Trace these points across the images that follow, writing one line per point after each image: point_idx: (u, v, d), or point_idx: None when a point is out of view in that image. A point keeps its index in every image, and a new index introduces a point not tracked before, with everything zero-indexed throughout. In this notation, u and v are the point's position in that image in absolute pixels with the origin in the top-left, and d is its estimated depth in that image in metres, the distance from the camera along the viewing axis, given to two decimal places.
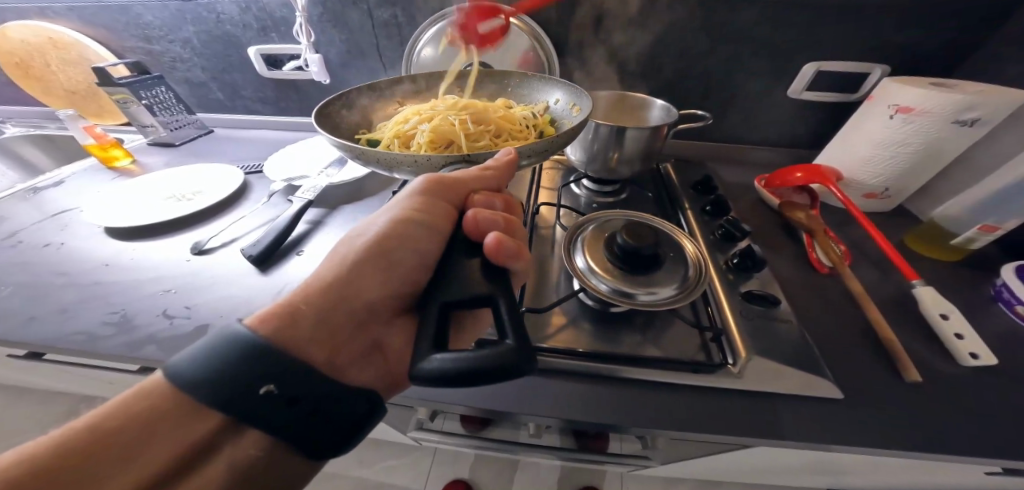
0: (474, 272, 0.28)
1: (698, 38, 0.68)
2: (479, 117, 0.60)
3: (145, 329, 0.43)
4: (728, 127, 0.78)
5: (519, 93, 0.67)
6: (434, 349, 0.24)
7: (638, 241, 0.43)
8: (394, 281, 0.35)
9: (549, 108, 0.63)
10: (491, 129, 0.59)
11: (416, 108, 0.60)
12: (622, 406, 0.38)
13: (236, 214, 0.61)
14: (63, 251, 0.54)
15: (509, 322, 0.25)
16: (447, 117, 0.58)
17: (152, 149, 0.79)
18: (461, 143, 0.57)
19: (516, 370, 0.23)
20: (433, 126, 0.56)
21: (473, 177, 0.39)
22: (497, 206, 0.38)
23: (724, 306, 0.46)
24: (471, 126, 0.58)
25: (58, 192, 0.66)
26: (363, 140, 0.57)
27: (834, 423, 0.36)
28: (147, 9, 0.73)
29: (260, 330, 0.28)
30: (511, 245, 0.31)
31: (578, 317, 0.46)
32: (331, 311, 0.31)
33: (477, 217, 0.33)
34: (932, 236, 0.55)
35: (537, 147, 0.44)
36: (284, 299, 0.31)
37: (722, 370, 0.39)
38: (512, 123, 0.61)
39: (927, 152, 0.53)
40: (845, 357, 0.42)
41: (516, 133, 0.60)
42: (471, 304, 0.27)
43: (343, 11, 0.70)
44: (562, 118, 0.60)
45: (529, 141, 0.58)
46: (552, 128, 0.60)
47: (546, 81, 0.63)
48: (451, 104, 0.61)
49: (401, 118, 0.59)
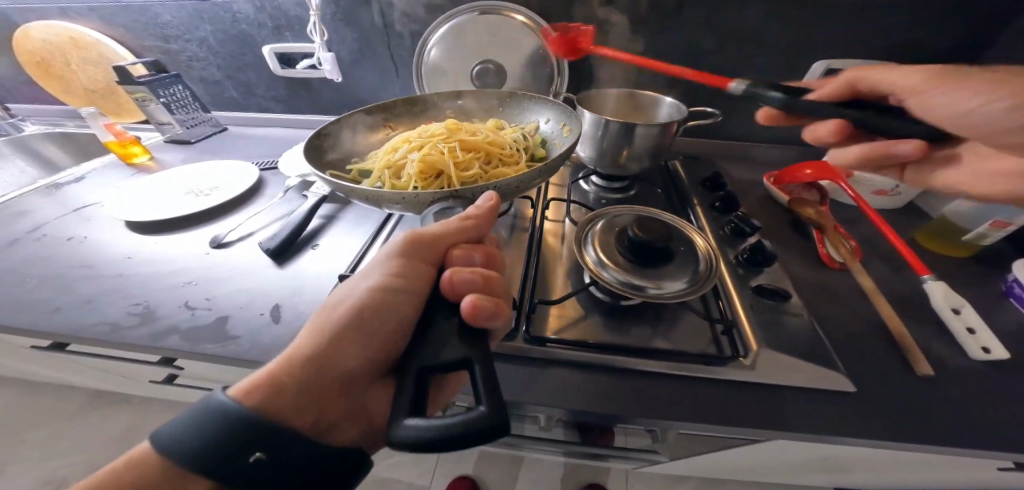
0: (450, 335, 0.27)
1: (707, 35, 0.68)
2: (467, 143, 0.59)
3: (168, 320, 0.44)
4: (736, 124, 0.78)
5: (509, 114, 0.70)
6: (409, 413, 0.23)
7: (649, 235, 0.44)
8: (374, 347, 0.33)
9: (539, 128, 0.66)
10: (481, 156, 0.60)
11: (404, 137, 0.60)
12: (635, 397, 0.38)
13: (252, 210, 0.63)
14: (86, 245, 0.55)
15: (483, 384, 0.23)
16: (437, 146, 0.58)
17: (169, 147, 0.81)
18: (451, 173, 0.56)
19: (496, 428, 0.21)
20: (422, 157, 0.56)
21: (451, 230, 0.36)
22: (476, 259, 0.35)
23: (734, 301, 0.46)
24: (460, 154, 0.58)
25: (81, 187, 0.68)
26: (352, 171, 0.58)
27: (846, 415, 0.36)
28: (165, 9, 0.75)
29: (245, 400, 0.27)
30: (488, 305, 0.29)
31: (590, 309, 0.47)
32: (313, 380, 0.29)
33: (453, 276, 0.31)
34: (943, 231, 0.55)
35: (525, 179, 0.46)
36: (266, 367, 0.29)
37: (733, 362, 0.40)
38: (502, 146, 0.62)
39: None
40: (857, 351, 0.42)
41: (506, 158, 0.61)
42: (447, 367, 0.25)
43: (356, 11, 0.72)
44: (553, 139, 0.64)
45: (521, 166, 0.59)
46: (544, 151, 0.62)
47: (539, 103, 0.65)
48: (438, 131, 0.60)
49: (390, 148, 0.59)
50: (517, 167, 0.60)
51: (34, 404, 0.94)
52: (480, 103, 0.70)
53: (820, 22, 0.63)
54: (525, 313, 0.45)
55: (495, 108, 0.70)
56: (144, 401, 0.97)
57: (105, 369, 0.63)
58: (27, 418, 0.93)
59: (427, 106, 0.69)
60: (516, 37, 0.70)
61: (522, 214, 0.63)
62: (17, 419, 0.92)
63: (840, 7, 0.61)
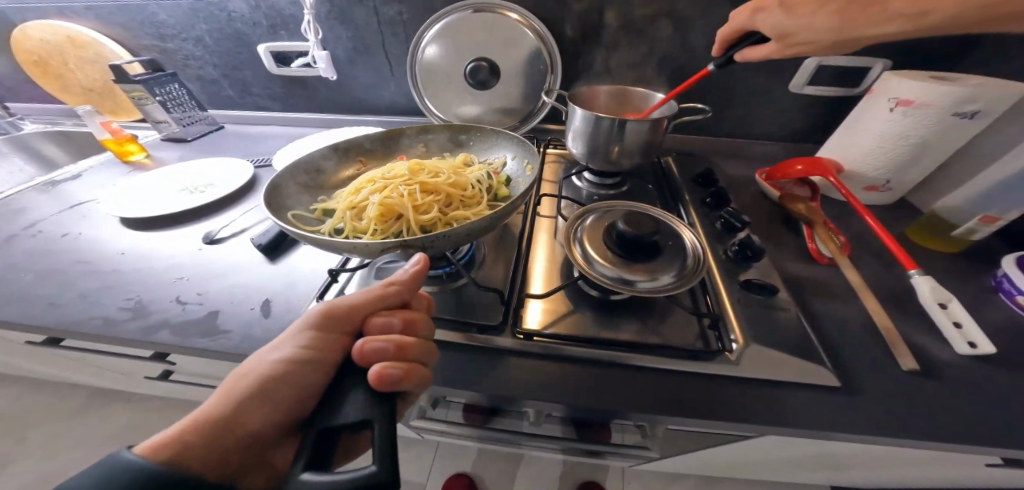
0: (353, 397, 0.27)
1: (699, 32, 0.68)
2: (429, 185, 0.59)
3: (159, 315, 0.44)
4: (730, 122, 0.79)
5: (480, 150, 0.69)
6: (306, 469, 0.23)
7: (637, 230, 0.44)
8: (286, 408, 0.32)
9: (506, 166, 0.66)
10: (441, 199, 0.58)
11: (366, 179, 0.59)
12: (622, 390, 0.39)
13: (246, 206, 0.63)
14: (81, 241, 0.56)
15: (380, 441, 0.24)
16: (398, 188, 0.57)
17: (165, 145, 0.81)
18: (409, 216, 0.55)
19: (390, 483, 0.22)
20: (382, 199, 0.55)
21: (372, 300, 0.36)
22: (395, 326, 0.35)
23: (722, 295, 0.46)
24: (420, 196, 0.57)
25: (78, 185, 0.69)
26: (316, 210, 0.57)
27: (831, 409, 0.36)
28: (162, 8, 0.75)
29: (152, 457, 0.25)
30: (395, 374, 0.29)
31: (578, 303, 0.47)
32: (218, 441, 0.28)
33: (364, 346, 0.31)
34: (932, 226, 0.55)
35: (475, 226, 0.43)
36: (175, 427, 0.28)
37: (719, 357, 0.40)
38: (465, 188, 0.61)
39: (931, 143, 0.53)
40: (843, 346, 0.42)
41: (468, 199, 0.60)
42: (350, 428, 0.26)
43: (350, 9, 0.72)
44: (518, 178, 0.63)
45: (482, 208, 0.58)
46: (506, 190, 0.61)
47: (506, 139, 0.66)
48: (402, 171, 0.60)
49: (353, 189, 0.58)
50: (479, 209, 0.59)
51: (35, 401, 0.95)
52: (452, 138, 0.70)
53: None
54: (514, 308, 0.46)
55: (466, 143, 0.70)
56: (143, 397, 0.97)
57: (101, 365, 0.63)
58: (28, 414, 0.94)
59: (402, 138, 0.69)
60: (509, 36, 0.70)
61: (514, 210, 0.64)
62: (19, 415, 0.93)
63: None
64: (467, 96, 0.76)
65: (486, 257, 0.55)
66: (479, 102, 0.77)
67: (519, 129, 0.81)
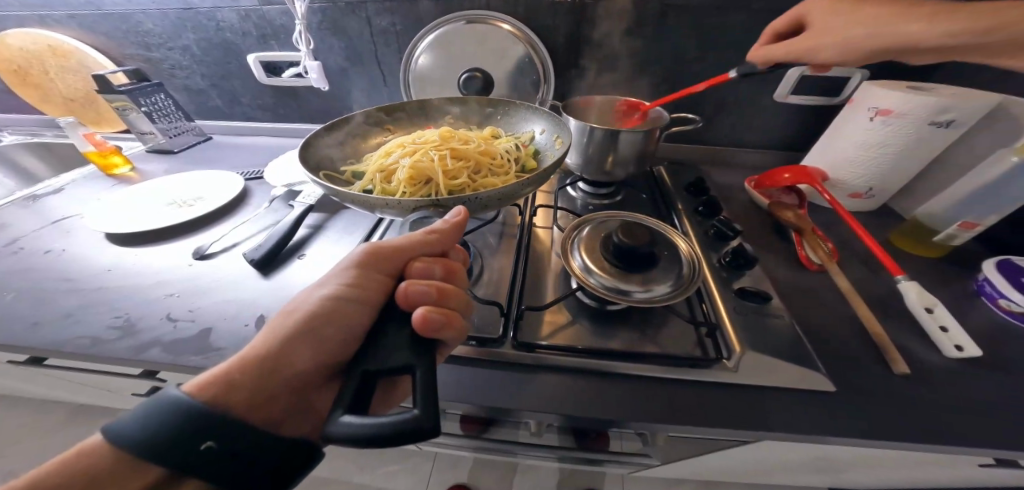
0: (397, 343, 0.27)
1: (688, 43, 0.69)
2: (459, 153, 0.60)
3: (150, 333, 0.43)
4: (719, 131, 0.80)
5: (506, 123, 0.69)
6: (347, 412, 0.23)
7: (633, 240, 0.44)
8: (329, 348, 0.32)
9: (533, 138, 0.65)
10: (470, 165, 0.60)
11: (400, 141, 0.60)
12: (621, 401, 0.39)
13: (237, 220, 0.62)
14: (65, 257, 0.54)
15: (421, 390, 0.23)
16: (430, 153, 0.58)
17: (151, 157, 0.80)
18: (439, 180, 0.56)
19: (429, 433, 0.22)
20: (413, 163, 0.56)
21: (413, 243, 0.36)
22: (435, 273, 0.35)
23: (718, 303, 0.47)
24: (450, 162, 0.58)
25: (59, 199, 0.66)
26: (347, 173, 0.58)
27: (830, 414, 0.37)
28: (147, 17, 0.74)
29: (199, 396, 0.26)
30: (437, 319, 0.29)
31: (577, 314, 0.48)
32: (264, 381, 0.29)
33: (408, 288, 0.31)
34: (915, 231, 0.57)
35: (502, 191, 0.45)
36: (223, 364, 0.29)
37: (717, 365, 0.41)
38: (493, 156, 0.62)
39: (908, 152, 0.55)
40: (838, 353, 0.43)
41: (496, 167, 0.61)
42: (392, 373, 0.26)
43: (342, 20, 0.72)
44: (545, 150, 0.63)
45: (511, 178, 0.59)
46: (534, 162, 0.61)
47: (533, 112, 0.65)
48: (433, 138, 0.61)
49: (384, 153, 0.59)
50: (506, 178, 0.60)
51: (14, 420, 0.91)
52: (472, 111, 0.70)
53: None
54: (513, 319, 0.46)
55: (487, 117, 0.69)
56: None
57: (86, 384, 0.61)
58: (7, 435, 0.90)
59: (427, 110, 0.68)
60: (502, 46, 0.70)
61: (510, 220, 0.64)
62: None
63: None
64: None
65: (484, 267, 0.55)
66: None
67: None
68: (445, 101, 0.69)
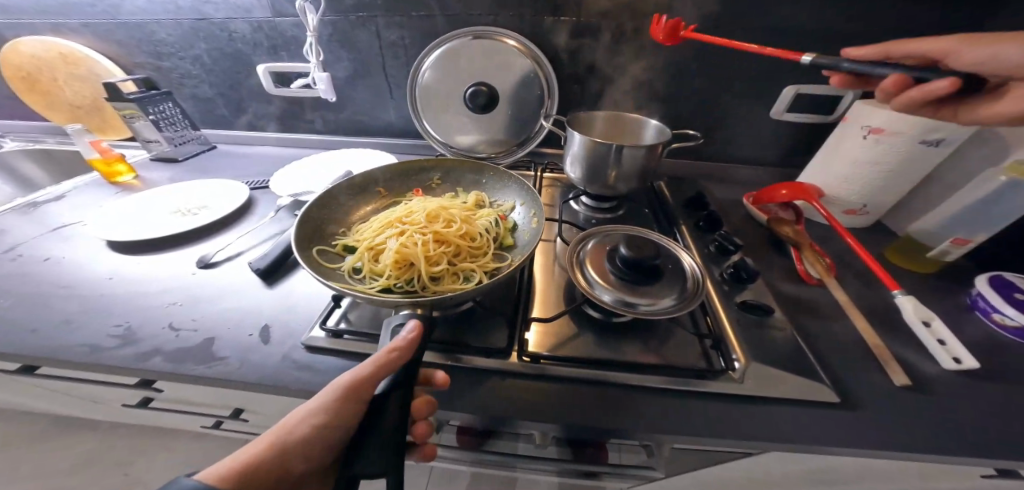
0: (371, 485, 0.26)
1: (688, 62, 0.71)
2: (442, 235, 0.49)
3: (153, 341, 0.42)
4: (718, 147, 0.82)
5: (492, 190, 0.60)
6: None
7: (639, 254, 0.45)
8: (317, 454, 0.31)
9: (513, 211, 0.57)
10: (454, 250, 0.48)
11: (385, 217, 0.50)
12: (630, 413, 0.39)
13: (241, 229, 0.61)
14: (66, 265, 0.53)
15: None
16: (414, 235, 0.47)
17: (154, 165, 0.79)
18: (421, 268, 0.45)
19: None
20: (400, 244, 0.46)
21: (381, 371, 0.31)
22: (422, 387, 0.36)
23: (721, 317, 0.47)
24: (434, 247, 0.48)
25: (61, 206, 0.66)
26: (338, 247, 0.48)
27: (837, 426, 0.37)
28: (160, 26, 0.75)
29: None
30: (430, 406, 0.35)
31: (583, 327, 0.48)
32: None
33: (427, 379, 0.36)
34: (909, 249, 0.59)
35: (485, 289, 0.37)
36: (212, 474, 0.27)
37: (723, 376, 0.41)
38: (474, 237, 0.51)
39: (900, 170, 0.57)
40: (839, 364, 0.44)
41: (477, 253, 0.50)
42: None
43: (354, 33, 0.73)
44: (524, 228, 0.54)
45: (495, 266, 0.48)
46: (512, 239, 0.52)
47: (520, 184, 0.57)
48: (420, 210, 0.51)
49: (374, 229, 0.49)
50: (491, 264, 0.49)
51: None
52: (454, 182, 0.62)
53: (791, 53, 0.68)
54: (519, 331, 0.46)
55: (471, 183, 0.62)
56: None
57: (76, 394, 0.59)
58: None
59: (416, 174, 0.61)
60: (509, 61, 0.72)
61: None
62: None
63: (812, 38, 0.66)
64: (465, 121, 0.78)
65: None
66: (477, 128, 0.78)
67: (515, 152, 0.83)
68: (437, 162, 0.61)
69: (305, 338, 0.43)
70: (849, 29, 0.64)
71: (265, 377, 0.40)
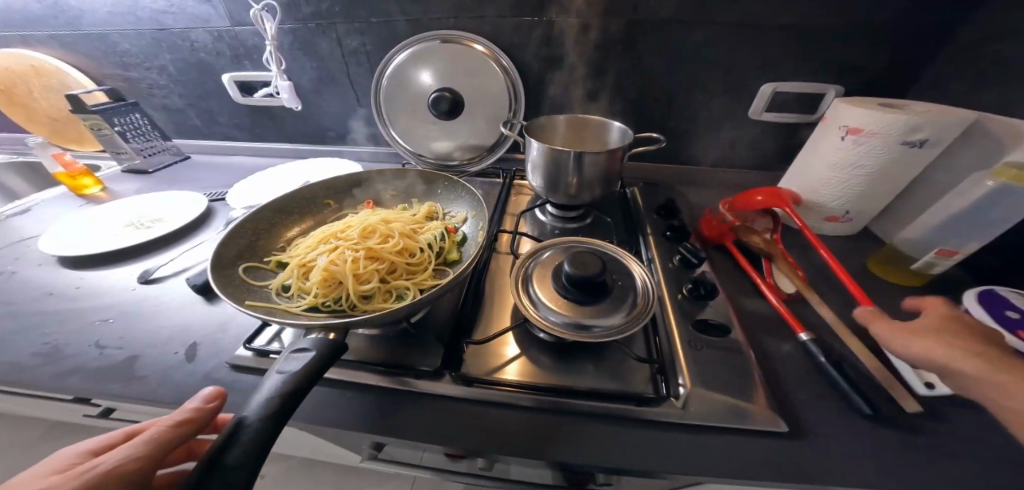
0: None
1: (658, 60, 0.68)
2: (379, 251, 0.47)
3: (73, 361, 0.41)
4: (696, 150, 0.78)
5: (445, 200, 0.59)
6: None
7: (585, 271, 0.42)
8: None
9: (463, 223, 0.55)
10: (391, 267, 0.47)
11: (321, 232, 0.49)
12: (559, 443, 0.35)
13: (194, 242, 0.61)
14: (14, 279, 0.53)
15: None
16: (346, 252, 0.46)
17: (125, 177, 0.80)
18: (349, 286, 0.43)
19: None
20: (329, 262, 0.44)
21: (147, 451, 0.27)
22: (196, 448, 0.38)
23: (673, 337, 0.44)
24: (368, 264, 0.46)
25: (25, 219, 0.66)
26: (271, 262, 0.47)
27: (789, 464, 0.33)
28: (126, 38, 0.75)
29: None
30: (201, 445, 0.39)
31: (528, 346, 0.45)
32: None
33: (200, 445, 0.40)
34: (893, 259, 0.54)
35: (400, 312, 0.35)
36: None
37: (665, 403, 0.37)
38: (416, 252, 0.50)
39: (882, 174, 0.52)
40: (802, 391, 0.40)
41: (416, 268, 0.48)
42: None
43: (313, 40, 0.72)
44: (472, 241, 0.52)
45: (433, 282, 0.46)
46: (457, 253, 0.50)
47: (470, 196, 0.55)
48: (361, 225, 0.50)
49: (310, 245, 0.48)
50: (429, 281, 0.47)
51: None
52: (408, 192, 0.61)
53: (768, 49, 0.63)
54: (456, 351, 0.43)
55: (425, 193, 0.60)
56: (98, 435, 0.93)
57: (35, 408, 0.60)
58: None
59: (368, 186, 0.60)
60: (470, 64, 0.69)
61: None
62: None
63: (788, 32, 0.61)
64: (430, 129, 0.75)
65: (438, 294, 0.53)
66: (443, 134, 0.76)
67: (485, 159, 0.80)
68: (391, 170, 0.60)
69: (231, 357, 0.41)
70: (828, 21, 0.59)
71: (179, 401, 0.38)
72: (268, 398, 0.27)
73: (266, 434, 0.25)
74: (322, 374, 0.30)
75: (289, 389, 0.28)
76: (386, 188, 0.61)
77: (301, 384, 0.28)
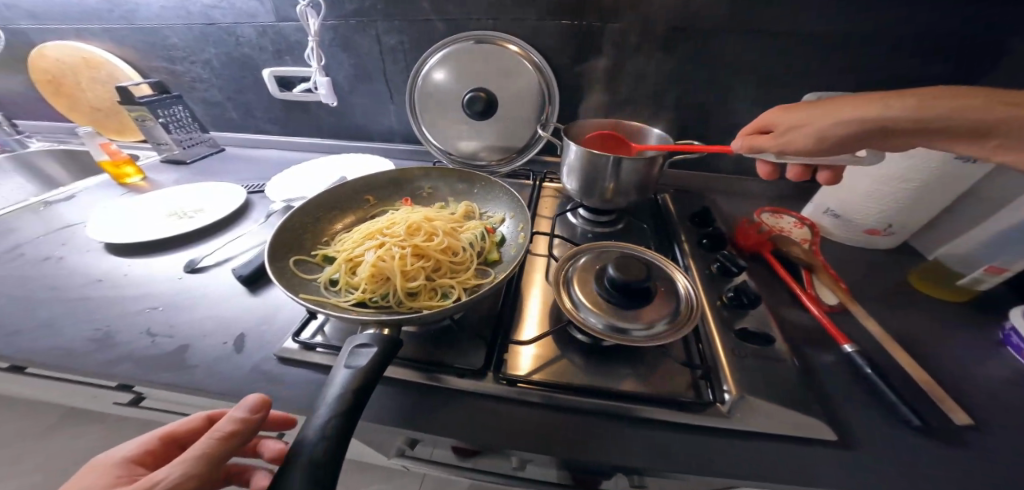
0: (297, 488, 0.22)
1: (697, 67, 0.68)
2: (423, 249, 0.48)
3: (128, 346, 0.43)
4: (729, 158, 0.78)
5: (482, 201, 0.59)
6: None
7: (630, 276, 0.42)
8: None
9: (502, 224, 0.55)
10: (434, 265, 0.48)
11: (366, 228, 0.50)
12: (606, 444, 0.36)
13: (234, 233, 0.62)
14: (63, 265, 0.55)
15: None
16: (392, 248, 0.47)
17: (164, 167, 0.82)
18: (396, 282, 0.44)
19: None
20: (377, 258, 0.45)
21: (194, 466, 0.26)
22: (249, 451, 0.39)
23: (716, 345, 0.43)
24: (413, 261, 0.47)
25: (70, 206, 0.68)
26: (318, 256, 0.48)
27: (843, 475, 0.33)
28: (172, 31, 0.77)
29: None
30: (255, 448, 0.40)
31: (569, 348, 0.45)
32: None
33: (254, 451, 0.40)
34: (937, 275, 0.53)
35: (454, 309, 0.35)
36: None
37: (711, 408, 0.37)
38: (457, 251, 0.50)
39: (930, 188, 0.52)
40: (850, 403, 0.39)
41: (458, 267, 0.49)
42: None
43: (354, 37, 0.73)
44: (511, 242, 0.52)
45: (475, 282, 0.47)
46: (497, 254, 0.50)
47: (509, 198, 0.55)
48: (404, 223, 0.51)
49: (356, 240, 0.49)
50: (471, 280, 0.47)
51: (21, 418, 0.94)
52: (444, 192, 0.62)
53: (810, 59, 0.63)
54: (498, 350, 0.43)
55: (462, 193, 0.61)
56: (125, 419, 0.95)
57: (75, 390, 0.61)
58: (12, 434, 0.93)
59: (407, 185, 0.61)
60: (508, 65, 0.69)
61: None
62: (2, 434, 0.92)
63: (833, 42, 0.61)
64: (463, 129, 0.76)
65: None
66: (476, 135, 0.77)
67: (515, 160, 0.81)
68: (430, 168, 0.60)
69: (278, 349, 0.42)
70: (875, 32, 0.59)
71: (231, 389, 0.39)
72: (339, 393, 0.28)
73: (343, 429, 0.26)
74: (383, 371, 0.31)
75: (356, 384, 0.28)
76: (424, 187, 0.61)
77: (367, 379, 0.29)
